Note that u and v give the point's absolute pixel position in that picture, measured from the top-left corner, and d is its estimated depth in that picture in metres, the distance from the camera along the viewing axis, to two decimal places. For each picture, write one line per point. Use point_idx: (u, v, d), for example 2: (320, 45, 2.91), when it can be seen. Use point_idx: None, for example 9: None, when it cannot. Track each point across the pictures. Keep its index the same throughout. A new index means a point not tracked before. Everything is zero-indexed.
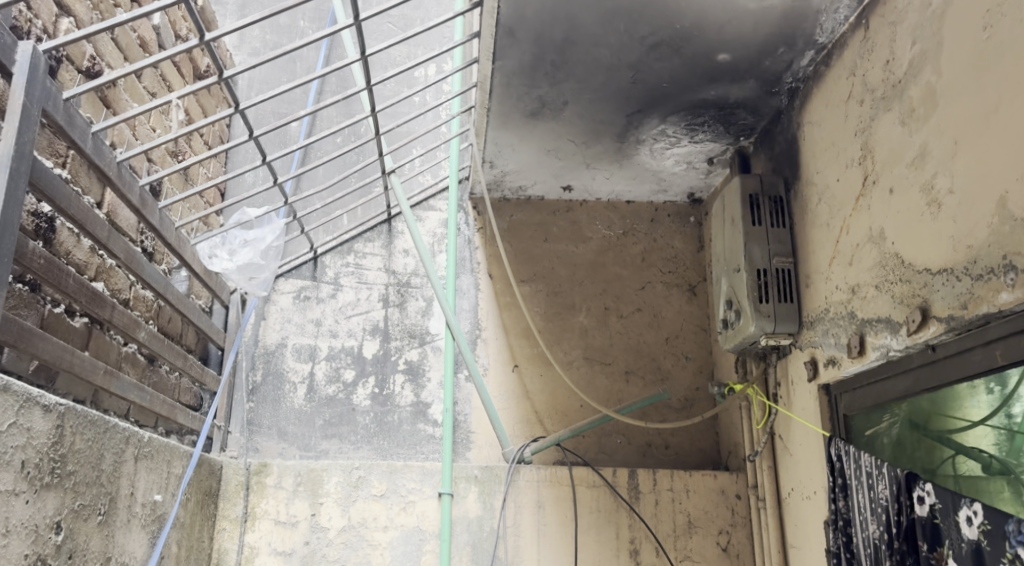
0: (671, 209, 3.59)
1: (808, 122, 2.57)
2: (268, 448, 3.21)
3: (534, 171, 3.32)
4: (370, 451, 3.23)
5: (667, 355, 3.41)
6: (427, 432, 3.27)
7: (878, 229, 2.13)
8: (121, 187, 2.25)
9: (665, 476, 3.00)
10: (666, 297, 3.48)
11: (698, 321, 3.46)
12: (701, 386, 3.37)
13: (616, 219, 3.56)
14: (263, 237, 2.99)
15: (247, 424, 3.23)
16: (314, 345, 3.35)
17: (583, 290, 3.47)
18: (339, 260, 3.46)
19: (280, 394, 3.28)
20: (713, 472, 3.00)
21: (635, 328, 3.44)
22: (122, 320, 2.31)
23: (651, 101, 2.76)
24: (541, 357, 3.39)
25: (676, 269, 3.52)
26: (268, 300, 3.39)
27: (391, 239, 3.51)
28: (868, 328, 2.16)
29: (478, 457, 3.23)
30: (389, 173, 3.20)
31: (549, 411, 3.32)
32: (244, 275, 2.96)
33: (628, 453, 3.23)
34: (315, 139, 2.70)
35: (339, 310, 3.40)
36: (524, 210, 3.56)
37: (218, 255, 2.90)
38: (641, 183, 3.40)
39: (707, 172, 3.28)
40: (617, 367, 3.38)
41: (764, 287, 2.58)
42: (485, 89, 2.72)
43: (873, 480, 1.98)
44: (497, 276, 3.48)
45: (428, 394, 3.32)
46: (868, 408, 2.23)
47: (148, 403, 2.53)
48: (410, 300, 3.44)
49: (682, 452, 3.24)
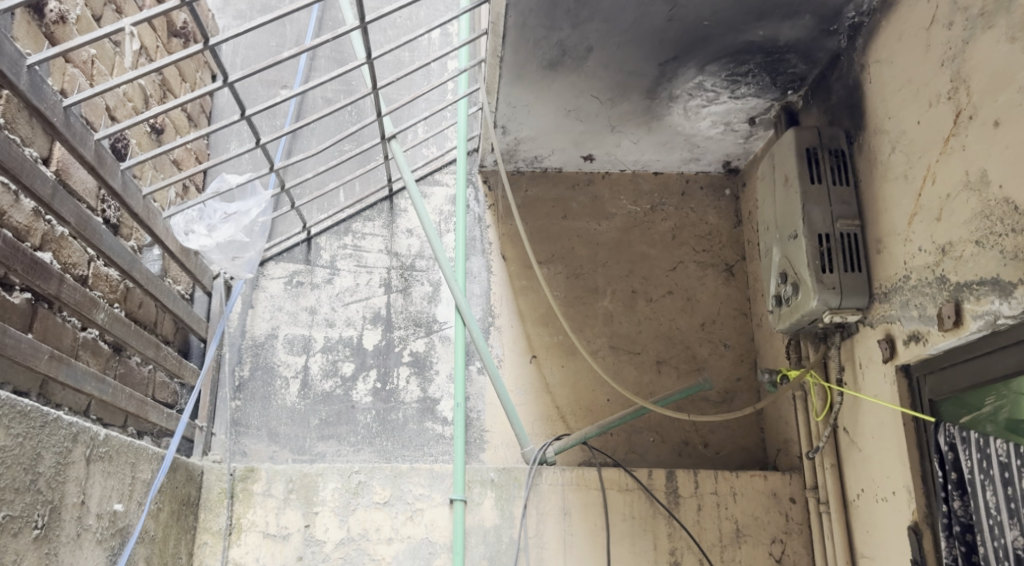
0: (704, 180, 3.23)
1: (874, 61, 2.22)
2: (257, 452, 2.85)
3: (551, 138, 2.97)
4: (372, 454, 2.87)
5: (703, 342, 3.04)
6: (436, 432, 2.91)
7: (978, 171, 1.79)
8: (71, 139, 1.91)
9: (708, 477, 2.63)
10: (700, 278, 3.12)
11: (737, 304, 3.09)
12: (743, 377, 3.00)
13: (643, 193, 3.21)
14: (249, 210, 2.62)
15: (233, 425, 2.87)
16: (308, 336, 2.99)
17: (608, 272, 3.11)
18: (335, 241, 3.11)
19: (270, 390, 2.92)
20: (763, 472, 2.63)
21: (667, 314, 3.07)
22: (74, 297, 1.98)
23: (687, 46, 2.42)
24: (562, 347, 3.02)
25: (710, 247, 3.16)
26: (255, 286, 3.03)
27: (393, 218, 3.15)
28: (967, 294, 1.82)
29: (494, 459, 2.86)
30: (387, 139, 2.83)
31: (572, 408, 2.95)
32: (227, 254, 2.62)
33: (663, 453, 2.86)
34: (308, 88, 2.43)
35: (337, 296, 3.05)
36: (541, 184, 3.20)
37: (195, 231, 2.54)
38: (672, 150, 3.04)
39: (747, 135, 2.92)
40: (647, 357, 3.01)
41: (828, 254, 2.21)
42: (498, 34, 2.38)
43: (1010, 474, 1.64)
44: (512, 258, 3.12)
45: (436, 390, 2.96)
46: (963, 391, 1.87)
47: (111, 398, 2.17)
48: (415, 285, 3.08)
49: (725, 452, 2.87)
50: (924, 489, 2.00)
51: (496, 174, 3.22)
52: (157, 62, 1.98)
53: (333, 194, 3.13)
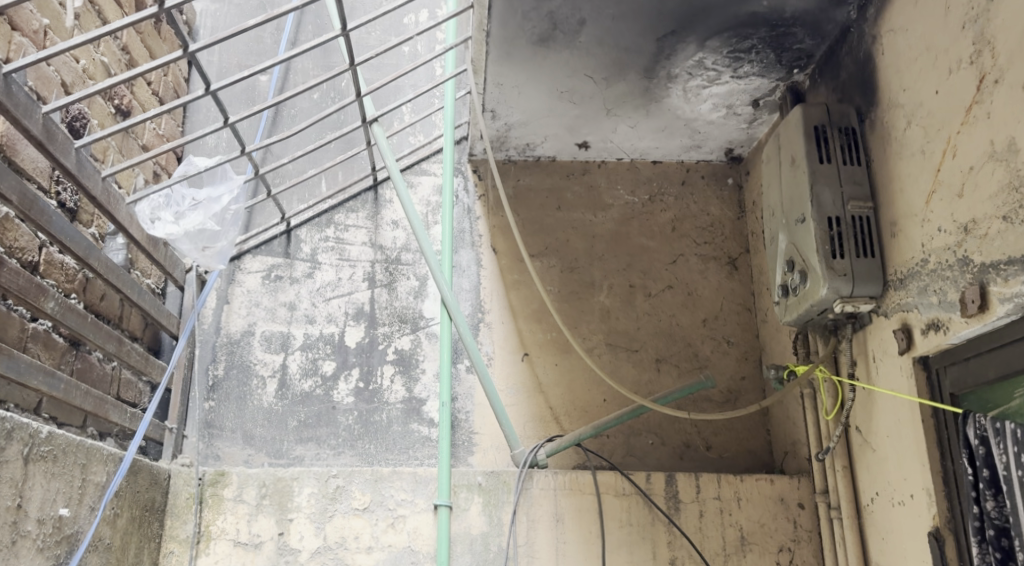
0: (705, 169, 3.07)
1: (887, 31, 2.07)
2: (231, 455, 2.68)
3: (543, 123, 2.81)
4: (353, 458, 2.70)
5: (706, 340, 2.87)
6: (422, 434, 2.74)
7: (1006, 141, 1.63)
8: (14, 111, 1.77)
9: (711, 481, 2.46)
10: (702, 272, 2.95)
11: (740, 298, 2.92)
12: (747, 376, 2.83)
13: (641, 183, 3.05)
14: (221, 196, 2.49)
15: (205, 427, 2.71)
16: (287, 333, 2.83)
17: (604, 266, 2.95)
18: (316, 234, 2.95)
19: (246, 390, 2.76)
20: (770, 476, 2.46)
21: (667, 309, 2.90)
22: (16, 283, 1.84)
23: (687, 18, 2.27)
24: (556, 345, 2.86)
25: (712, 239, 2.99)
26: (231, 281, 2.87)
27: (377, 209, 2.99)
28: (992, 276, 1.66)
29: (483, 462, 2.69)
30: (369, 122, 2.68)
31: (567, 409, 2.79)
32: (196, 243, 2.47)
33: (663, 456, 2.69)
34: (289, 57, 2.19)
35: (317, 291, 2.88)
36: (534, 173, 3.05)
37: (161, 217, 2.38)
38: (672, 137, 2.88)
39: (751, 120, 2.76)
40: (646, 355, 2.85)
41: (839, 238, 2.05)
42: (484, 5, 2.23)
43: None
44: (503, 251, 2.96)
45: (421, 389, 2.79)
46: (989, 383, 1.71)
47: (63, 394, 2.01)
48: (400, 279, 2.92)
49: (729, 455, 2.70)
50: (946, 492, 1.83)
51: (486, 163, 3.06)
52: (107, 27, 1.82)
53: (315, 183, 2.98)
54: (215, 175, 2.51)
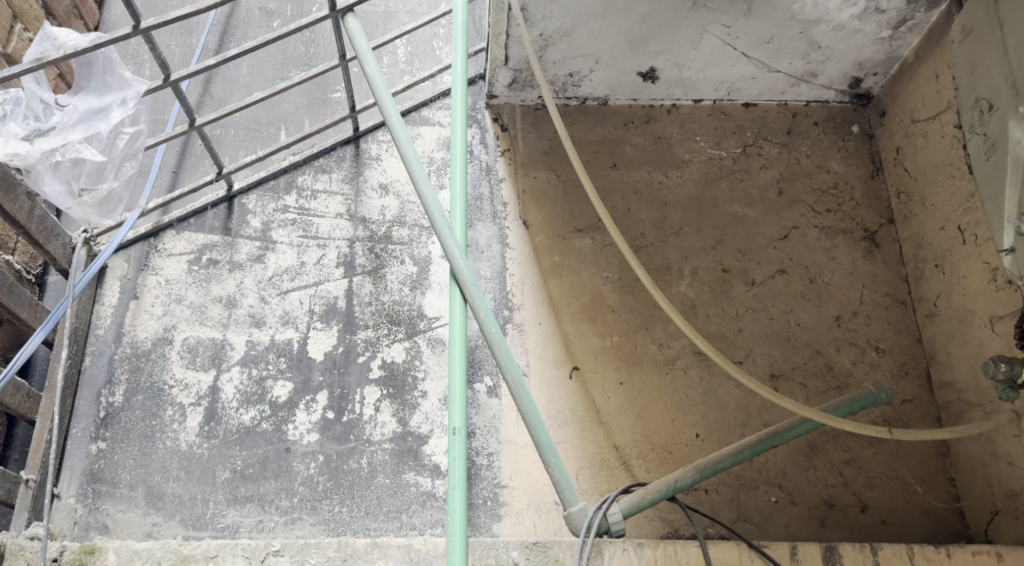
0: (819, 114, 2.19)
1: None
2: (126, 526, 1.72)
3: (596, 34, 1.95)
4: (315, 528, 1.74)
5: (843, 347, 1.94)
6: (422, 490, 1.79)
7: None
8: None
9: (896, 556, 1.51)
10: (827, 250, 2.04)
11: (888, 286, 2.00)
12: (911, 398, 1.88)
13: (729, 133, 2.17)
14: (108, 108, 1.67)
15: (89, 483, 1.75)
16: (221, 342, 1.90)
17: (683, 243, 2.04)
18: (270, 201, 2.05)
19: (154, 427, 1.81)
20: (994, 549, 1.51)
21: (781, 302, 1.98)
22: None
23: None
24: (619, 356, 1.93)
25: (838, 206, 2.09)
26: (144, 267, 1.96)
27: (359, 169, 2.10)
28: None
29: (516, 533, 1.73)
30: (339, 13, 1.79)
31: (641, 450, 1.84)
32: (72, 183, 1.63)
33: (794, 522, 1.74)
34: None
35: (268, 281, 1.97)
36: (578, 122, 2.17)
37: (7, 131, 1.57)
38: (778, 56, 2.03)
39: (898, 22, 1.92)
40: (754, 367, 1.91)
41: None
42: None
43: None
44: (538, 225, 2.05)
45: (421, 421, 1.85)
46: None
47: None
48: (390, 264, 2.01)
49: (896, 519, 1.74)
50: None
51: (512, 109, 2.19)
52: None
53: (270, 133, 2.12)
54: (94, 71, 1.68)
